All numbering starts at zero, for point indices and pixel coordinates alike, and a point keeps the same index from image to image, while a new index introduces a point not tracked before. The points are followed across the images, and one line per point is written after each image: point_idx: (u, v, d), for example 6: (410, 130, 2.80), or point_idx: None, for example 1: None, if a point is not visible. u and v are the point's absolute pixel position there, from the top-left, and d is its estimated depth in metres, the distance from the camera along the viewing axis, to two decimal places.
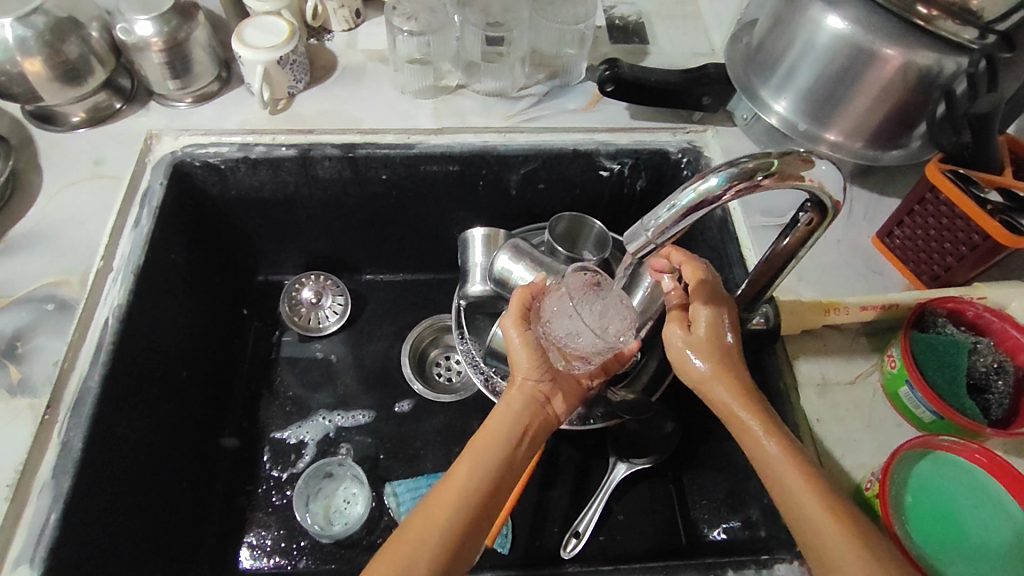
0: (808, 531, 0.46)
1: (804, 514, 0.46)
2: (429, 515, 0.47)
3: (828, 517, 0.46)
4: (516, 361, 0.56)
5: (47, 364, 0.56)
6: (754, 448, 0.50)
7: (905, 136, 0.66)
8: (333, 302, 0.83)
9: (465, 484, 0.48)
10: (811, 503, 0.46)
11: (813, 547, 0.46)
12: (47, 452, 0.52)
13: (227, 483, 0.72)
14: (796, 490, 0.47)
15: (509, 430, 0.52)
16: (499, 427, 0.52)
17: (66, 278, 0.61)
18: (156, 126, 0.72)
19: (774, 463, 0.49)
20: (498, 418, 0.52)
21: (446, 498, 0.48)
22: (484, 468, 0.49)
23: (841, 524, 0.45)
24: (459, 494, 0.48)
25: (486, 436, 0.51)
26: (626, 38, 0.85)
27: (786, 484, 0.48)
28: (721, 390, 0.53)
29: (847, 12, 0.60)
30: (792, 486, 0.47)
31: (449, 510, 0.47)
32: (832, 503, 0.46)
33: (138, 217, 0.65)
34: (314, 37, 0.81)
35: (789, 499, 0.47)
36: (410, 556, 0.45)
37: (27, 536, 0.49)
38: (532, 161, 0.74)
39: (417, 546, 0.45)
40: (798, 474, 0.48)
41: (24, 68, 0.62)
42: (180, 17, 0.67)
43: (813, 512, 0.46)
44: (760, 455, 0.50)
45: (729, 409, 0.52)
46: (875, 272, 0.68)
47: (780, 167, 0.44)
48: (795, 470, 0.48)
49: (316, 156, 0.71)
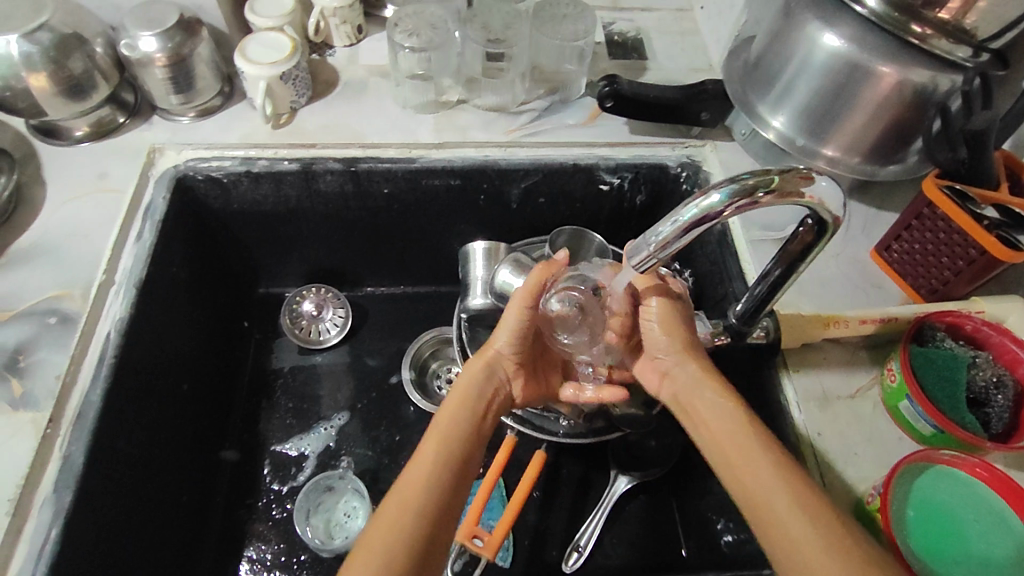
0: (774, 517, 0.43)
1: (761, 495, 0.44)
2: (401, 495, 0.45)
3: (807, 507, 0.42)
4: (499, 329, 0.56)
5: (49, 377, 0.55)
6: (718, 419, 0.49)
7: (902, 151, 0.67)
8: (334, 315, 0.83)
9: (440, 449, 0.48)
10: (777, 487, 0.44)
11: (765, 524, 0.43)
12: (48, 466, 0.51)
13: (227, 497, 0.72)
14: (762, 472, 0.44)
15: (476, 397, 0.53)
16: (466, 391, 0.53)
17: (68, 292, 0.60)
18: (159, 141, 0.72)
19: (731, 443, 0.47)
20: (463, 384, 0.53)
21: (418, 471, 0.46)
22: (456, 434, 0.49)
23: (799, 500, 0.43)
24: (430, 463, 0.47)
25: (453, 404, 0.52)
26: (625, 54, 0.87)
27: (753, 466, 0.45)
28: (705, 389, 0.51)
29: (843, 30, 0.61)
30: (751, 463, 0.45)
31: (419, 489, 0.45)
32: (791, 480, 0.44)
33: (140, 231, 0.65)
34: (316, 53, 0.82)
35: (742, 482, 0.45)
36: (390, 539, 0.43)
37: (28, 550, 0.48)
38: (533, 175, 0.75)
39: (393, 528, 0.43)
40: (756, 451, 0.46)
41: (29, 84, 0.63)
42: (184, 33, 0.68)
43: (768, 482, 0.44)
44: (711, 437, 0.49)
45: (706, 395, 0.51)
46: (873, 286, 0.68)
47: (780, 184, 0.43)
48: (773, 462, 0.45)
49: (318, 170, 0.72)
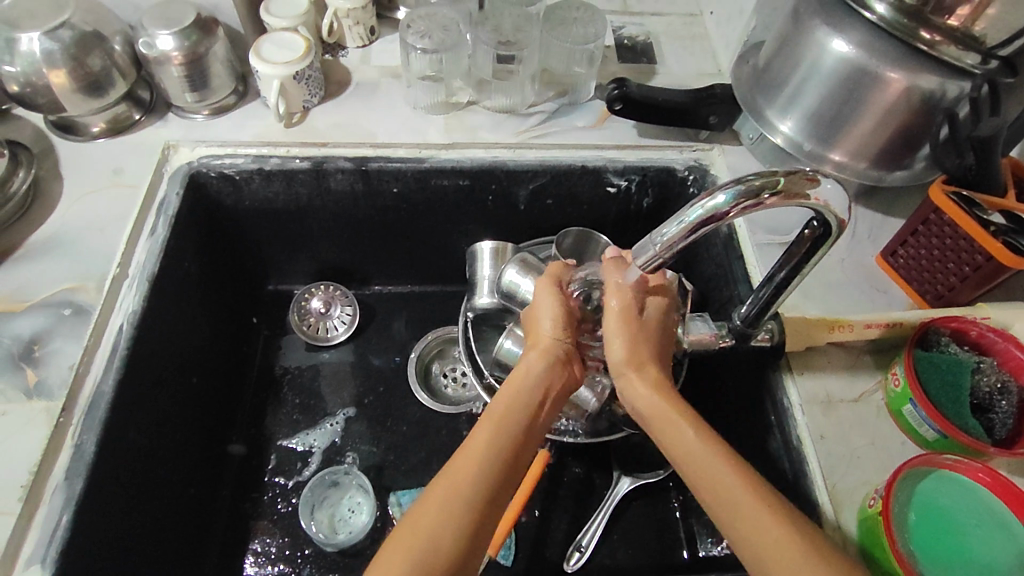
0: (744, 528, 0.43)
1: (739, 516, 0.44)
2: (450, 483, 0.44)
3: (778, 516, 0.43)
4: (541, 318, 0.55)
5: (63, 367, 0.56)
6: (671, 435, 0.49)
7: (909, 157, 0.67)
8: (341, 313, 0.84)
9: (493, 442, 0.46)
10: (742, 499, 0.44)
11: (741, 539, 0.44)
12: (60, 454, 0.52)
13: (233, 489, 0.72)
14: (726, 483, 0.45)
15: (534, 388, 0.50)
16: (522, 383, 0.50)
17: (84, 284, 0.61)
18: (174, 138, 0.73)
19: (698, 460, 0.47)
20: (518, 378, 0.50)
21: (470, 462, 0.45)
22: (509, 424, 0.47)
23: (776, 516, 0.43)
24: (479, 456, 0.45)
25: (510, 394, 0.49)
26: (634, 58, 0.87)
27: (716, 479, 0.45)
28: (658, 405, 0.51)
29: (852, 36, 0.61)
30: (721, 478, 0.45)
31: (469, 479, 0.44)
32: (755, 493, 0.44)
33: (154, 226, 0.66)
34: (329, 53, 0.83)
35: (717, 498, 0.45)
36: (437, 527, 0.42)
37: (39, 535, 0.48)
38: (541, 176, 0.76)
39: (444, 514, 0.43)
40: (720, 464, 0.46)
41: (49, 80, 0.64)
42: (200, 32, 0.69)
43: (734, 493, 0.45)
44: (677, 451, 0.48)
45: (662, 411, 0.50)
46: (879, 291, 0.69)
47: (785, 186, 0.43)
48: (733, 472, 0.45)
49: (329, 168, 0.73)
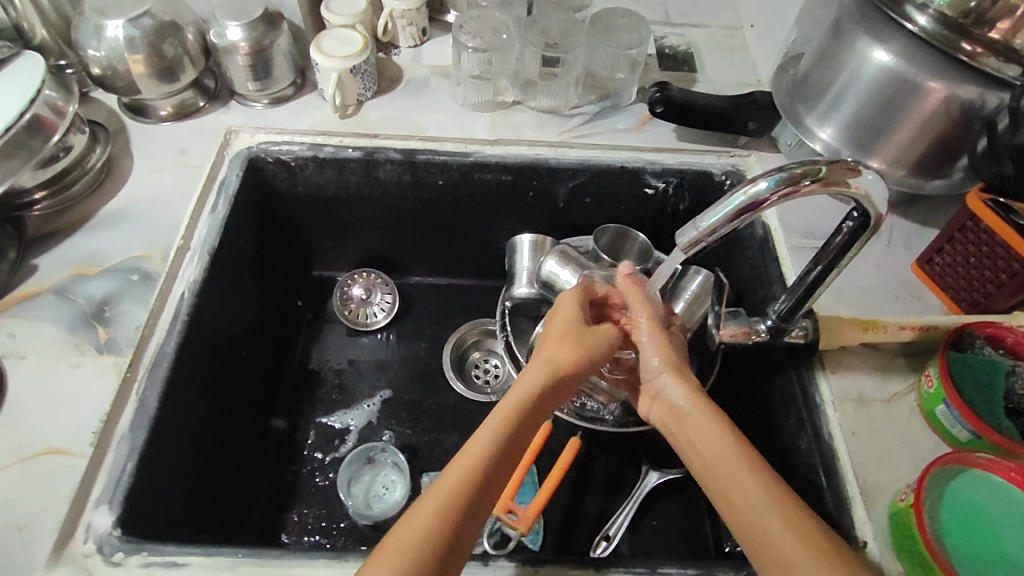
0: (763, 537, 0.42)
1: (762, 521, 0.42)
2: (430, 497, 0.43)
3: (794, 527, 0.42)
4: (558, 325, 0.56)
5: (130, 327, 0.59)
6: (700, 440, 0.49)
7: (947, 167, 0.69)
8: (381, 300, 0.87)
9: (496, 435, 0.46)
10: (762, 505, 0.43)
11: (755, 539, 0.42)
12: (126, 407, 0.55)
13: (275, 461, 0.75)
14: (748, 488, 0.44)
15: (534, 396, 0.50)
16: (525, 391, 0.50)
17: (150, 253, 0.65)
18: (235, 123, 0.77)
19: (722, 462, 0.46)
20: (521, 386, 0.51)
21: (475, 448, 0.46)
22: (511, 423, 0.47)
23: (786, 512, 0.42)
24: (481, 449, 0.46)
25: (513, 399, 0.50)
26: (675, 66, 0.90)
27: (739, 482, 0.45)
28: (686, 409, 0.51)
29: (893, 46, 0.64)
30: (741, 483, 0.44)
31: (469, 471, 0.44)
32: (778, 499, 0.43)
33: (215, 204, 0.69)
34: (383, 52, 0.87)
35: (743, 503, 0.44)
36: (430, 513, 0.42)
37: (107, 479, 0.51)
38: (581, 175, 0.78)
39: (429, 518, 0.42)
40: (741, 465, 0.45)
41: (129, 65, 0.69)
42: (267, 25, 0.74)
43: (756, 500, 0.43)
44: (701, 458, 0.48)
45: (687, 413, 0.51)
46: (914, 297, 0.70)
47: (827, 174, 0.45)
48: (754, 476, 0.45)
49: (379, 159, 0.76)
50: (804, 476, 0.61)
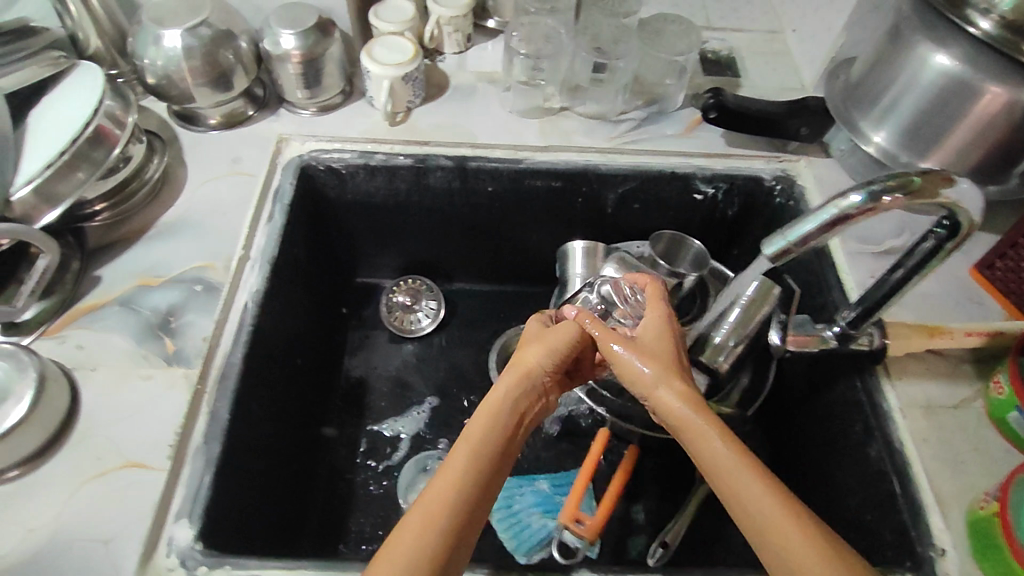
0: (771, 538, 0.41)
1: (768, 522, 0.42)
2: (417, 516, 0.42)
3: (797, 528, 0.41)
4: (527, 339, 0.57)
5: (198, 338, 0.59)
6: (697, 443, 0.47)
7: (1006, 172, 0.68)
8: (426, 306, 0.87)
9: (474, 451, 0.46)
10: (766, 504, 0.42)
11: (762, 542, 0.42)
12: (198, 420, 0.54)
13: (329, 471, 0.74)
14: (750, 491, 0.43)
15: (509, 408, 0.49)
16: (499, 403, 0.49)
17: (211, 263, 0.65)
18: (286, 131, 0.77)
19: (723, 467, 0.45)
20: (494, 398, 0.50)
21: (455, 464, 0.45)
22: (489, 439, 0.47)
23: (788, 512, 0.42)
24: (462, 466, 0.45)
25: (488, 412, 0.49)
26: (719, 71, 0.90)
27: (741, 484, 0.44)
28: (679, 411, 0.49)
29: (954, 51, 0.63)
30: (741, 484, 0.44)
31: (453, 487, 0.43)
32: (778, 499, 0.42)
33: (271, 213, 0.69)
34: (428, 58, 0.87)
35: (746, 505, 0.43)
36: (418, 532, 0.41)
37: (185, 491, 0.51)
38: (631, 181, 0.78)
39: (418, 543, 0.41)
40: (740, 467, 0.44)
41: (185, 74, 0.69)
42: (320, 34, 0.73)
43: (761, 502, 0.43)
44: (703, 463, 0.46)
45: (682, 415, 0.49)
46: (974, 302, 0.69)
47: (921, 185, 0.45)
48: (753, 477, 0.44)
49: (430, 166, 0.76)
50: (873, 483, 0.61)
